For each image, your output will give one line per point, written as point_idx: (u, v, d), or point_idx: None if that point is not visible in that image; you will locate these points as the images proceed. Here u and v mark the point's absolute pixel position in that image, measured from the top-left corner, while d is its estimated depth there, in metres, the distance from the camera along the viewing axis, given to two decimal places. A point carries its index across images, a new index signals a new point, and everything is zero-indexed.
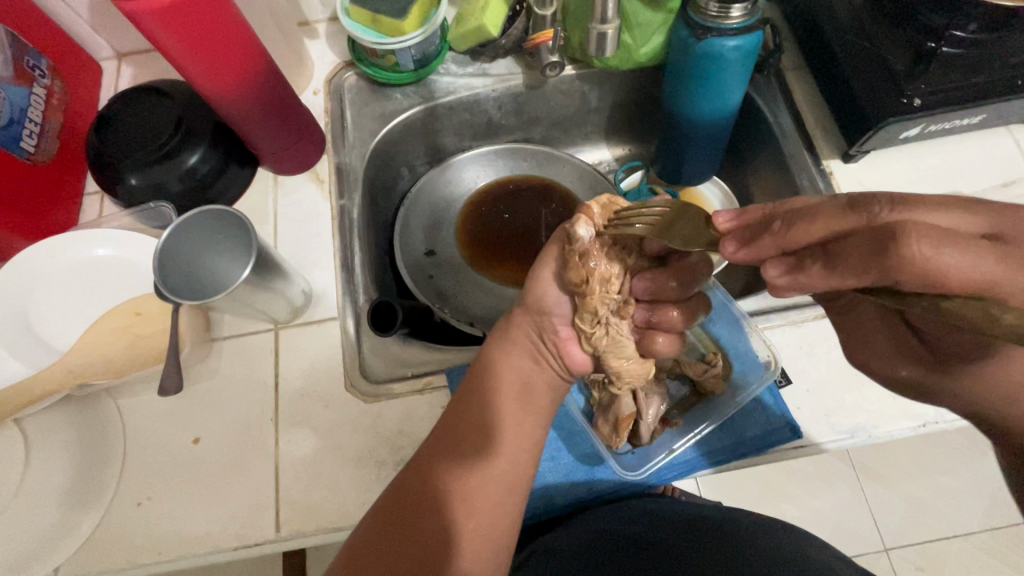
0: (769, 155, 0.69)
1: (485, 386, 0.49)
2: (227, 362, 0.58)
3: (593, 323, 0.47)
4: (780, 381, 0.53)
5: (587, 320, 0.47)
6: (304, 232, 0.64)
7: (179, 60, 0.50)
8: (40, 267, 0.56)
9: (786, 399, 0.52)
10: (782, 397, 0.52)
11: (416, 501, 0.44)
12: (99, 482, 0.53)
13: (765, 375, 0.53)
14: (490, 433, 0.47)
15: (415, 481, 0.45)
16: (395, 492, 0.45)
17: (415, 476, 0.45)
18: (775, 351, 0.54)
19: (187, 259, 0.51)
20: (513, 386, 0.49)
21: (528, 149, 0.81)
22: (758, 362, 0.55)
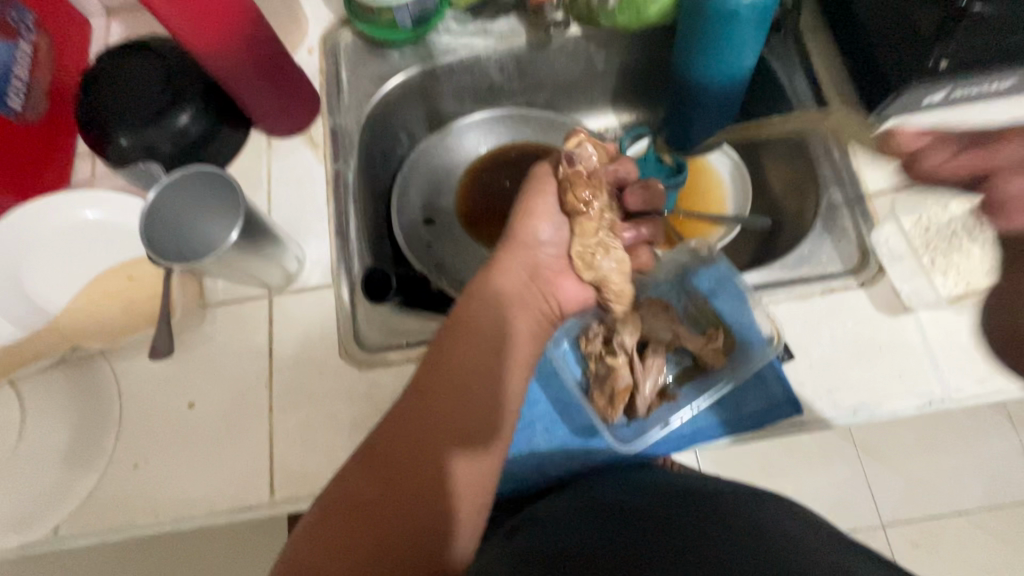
0: (783, 122, 0.66)
1: (473, 348, 0.47)
2: (222, 328, 0.58)
3: (592, 240, 0.52)
4: (783, 357, 0.51)
5: (588, 236, 0.52)
6: (298, 197, 0.62)
7: (164, 11, 0.48)
8: (31, 228, 0.55)
9: (788, 375, 0.51)
10: (784, 372, 0.51)
11: (400, 476, 0.42)
12: (96, 444, 0.54)
13: (767, 350, 0.52)
14: (479, 403, 0.46)
15: (399, 456, 0.43)
16: (373, 468, 0.42)
17: (400, 449, 0.43)
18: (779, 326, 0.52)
19: (175, 223, 0.49)
20: (502, 350, 0.48)
21: (531, 115, 0.78)
22: (761, 336, 0.53)
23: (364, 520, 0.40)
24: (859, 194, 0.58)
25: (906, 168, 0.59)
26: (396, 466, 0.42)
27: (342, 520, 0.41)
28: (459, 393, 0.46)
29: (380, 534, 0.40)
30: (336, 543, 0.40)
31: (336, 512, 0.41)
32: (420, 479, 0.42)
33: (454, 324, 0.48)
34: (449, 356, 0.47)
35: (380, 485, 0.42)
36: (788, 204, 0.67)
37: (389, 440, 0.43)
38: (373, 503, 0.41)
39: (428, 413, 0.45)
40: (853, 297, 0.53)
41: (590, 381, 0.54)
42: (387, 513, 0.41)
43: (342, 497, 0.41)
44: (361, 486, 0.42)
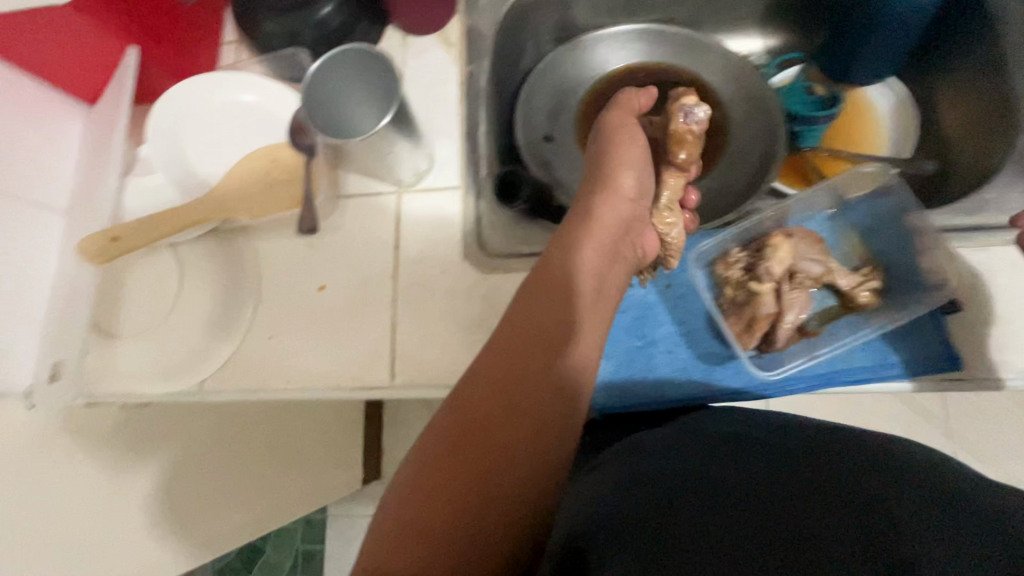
0: (975, 49, 0.57)
1: (556, 293, 0.43)
2: (351, 218, 0.59)
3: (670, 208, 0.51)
4: (949, 308, 0.46)
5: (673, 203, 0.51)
6: (430, 96, 0.61)
7: None
8: (195, 101, 0.58)
9: (951, 327, 0.46)
10: (948, 324, 0.46)
11: (510, 396, 0.40)
12: (236, 311, 0.58)
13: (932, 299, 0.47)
14: (560, 334, 0.42)
15: (493, 389, 0.40)
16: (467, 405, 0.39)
17: (489, 390, 0.40)
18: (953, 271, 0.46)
19: (332, 99, 0.51)
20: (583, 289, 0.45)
21: (668, 32, 0.72)
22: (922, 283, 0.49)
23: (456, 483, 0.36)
24: None
25: None
26: (492, 402, 0.40)
27: (440, 467, 0.37)
28: (551, 321, 0.43)
29: (483, 490, 0.36)
30: (433, 495, 0.36)
31: (428, 459, 0.37)
32: (520, 422, 0.39)
33: (542, 263, 0.46)
34: (538, 291, 0.44)
35: (479, 432, 0.38)
36: (962, 147, 0.59)
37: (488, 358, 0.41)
38: (466, 449, 0.38)
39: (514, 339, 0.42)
40: None
41: (726, 307, 0.53)
42: (474, 489, 0.36)
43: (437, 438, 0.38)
44: (452, 429, 0.38)
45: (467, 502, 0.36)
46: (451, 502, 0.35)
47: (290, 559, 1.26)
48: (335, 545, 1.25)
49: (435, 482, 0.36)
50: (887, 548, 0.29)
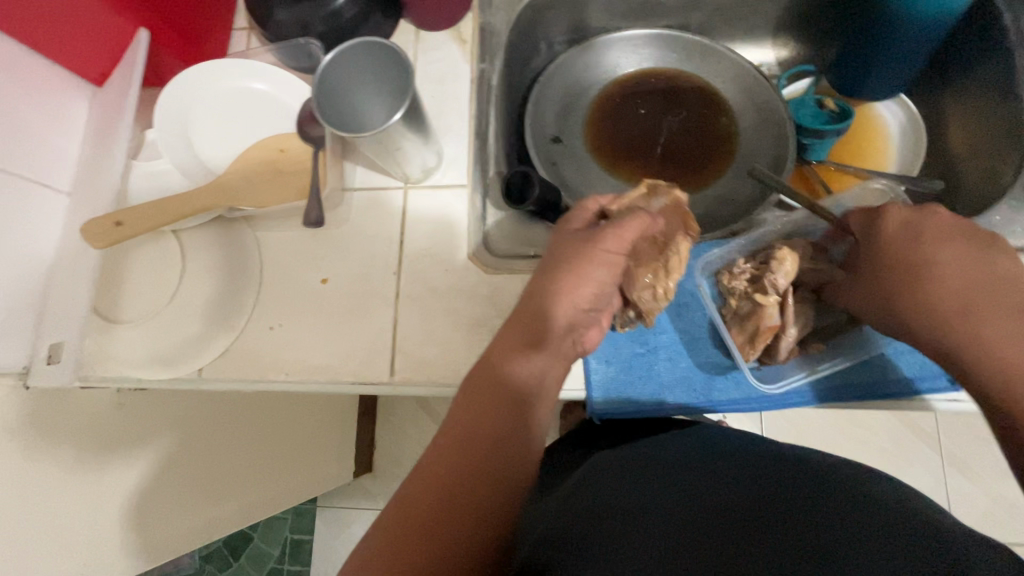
0: (985, 72, 0.58)
1: (534, 329, 0.43)
2: (357, 213, 0.59)
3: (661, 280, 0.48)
4: None
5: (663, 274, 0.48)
6: (440, 92, 0.61)
7: None
8: (204, 87, 0.58)
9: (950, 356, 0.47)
10: None
11: (491, 437, 0.40)
12: (238, 301, 0.57)
13: None
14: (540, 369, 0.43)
15: (468, 437, 0.39)
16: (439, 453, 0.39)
17: (463, 436, 0.39)
18: None
19: (340, 91, 0.50)
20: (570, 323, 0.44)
21: (680, 39, 0.72)
22: None
23: (429, 528, 0.36)
24: None
25: None
26: (468, 446, 0.39)
27: (415, 511, 0.37)
28: (527, 367, 0.42)
29: (456, 529, 0.36)
30: (404, 536, 0.35)
31: (403, 501, 0.37)
32: (494, 469, 0.39)
33: (522, 306, 0.44)
34: (514, 338, 0.43)
35: (457, 477, 0.38)
36: (971, 167, 0.59)
37: (463, 402, 0.41)
38: (439, 493, 0.37)
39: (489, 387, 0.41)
40: None
41: (727, 318, 0.52)
42: (450, 529, 0.36)
43: (411, 482, 0.39)
44: (425, 475, 0.38)
45: (442, 541, 0.35)
46: (429, 540, 0.35)
47: (276, 548, 1.25)
48: (323, 535, 1.25)
49: (408, 526, 0.36)
50: (805, 555, 0.35)
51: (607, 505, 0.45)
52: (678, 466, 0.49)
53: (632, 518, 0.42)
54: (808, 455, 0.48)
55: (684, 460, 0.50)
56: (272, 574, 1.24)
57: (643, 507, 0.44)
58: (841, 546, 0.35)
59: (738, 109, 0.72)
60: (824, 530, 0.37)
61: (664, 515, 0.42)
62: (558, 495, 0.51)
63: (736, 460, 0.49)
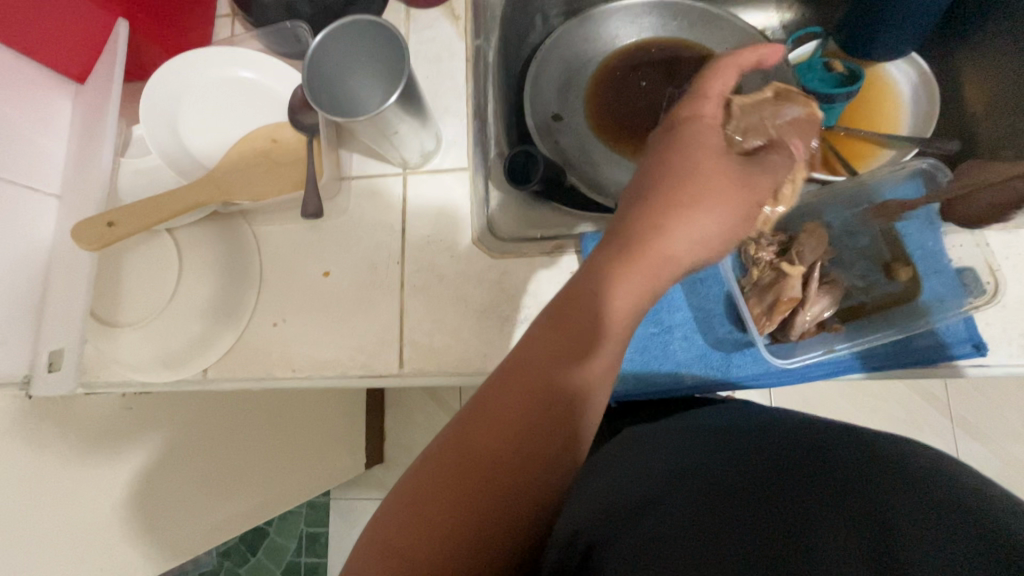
0: (1003, 25, 0.55)
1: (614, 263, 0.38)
2: (356, 202, 0.57)
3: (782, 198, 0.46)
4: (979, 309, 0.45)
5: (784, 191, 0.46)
6: (435, 73, 0.58)
7: None
8: (189, 77, 0.55)
9: (980, 327, 0.45)
10: (977, 326, 0.44)
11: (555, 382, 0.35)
12: (241, 298, 0.56)
13: (965, 305, 0.45)
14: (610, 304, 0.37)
15: (529, 390, 0.35)
16: (499, 399, 0.35)
17: (523, 387, 0.35)
18: (999, 277, 0.45)
19: (332, 79, 0.48)
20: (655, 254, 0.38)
21: (682, 6, 0.69)
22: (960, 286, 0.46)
23: (473, 483, 0.32)
24: None
25: None
26: (529, 402, 0.34)
27: (462, 459, 0.33)
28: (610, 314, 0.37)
29: (507, 477, 0.33)
30: (448, 484, 0.32)
31: (450, 443, 0.34)
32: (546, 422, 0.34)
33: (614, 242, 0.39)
34: (622, 285, 0.37)
35: (515, 435, 0.34)
36: (989, 126, 0.57)
37: (529, 351, 0.36)
38: (492, 436, 0.34)
39: (563, 338, 0.36)
40: None
41: (747, 290, 0.50)
42: (496, 492, 0.32)
43: (460, 425, 0.35)
44: (480, 420, 0.34)
45: (494, 489, 0.33)
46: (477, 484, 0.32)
47: (293, 542, 1.26)
48: (338, 528, 1.25)
49: (453, 476, 0.32)
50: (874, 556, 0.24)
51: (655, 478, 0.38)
52: (747, 434, 0.40)
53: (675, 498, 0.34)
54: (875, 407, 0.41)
55: (751, 420, 0.43)
56: (290, 567, 1.25)
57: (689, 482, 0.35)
58: (901, 534, 0.25)
59: None
60: (905, 527, 0.25)
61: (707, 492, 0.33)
62: (620, 448, 0.46)
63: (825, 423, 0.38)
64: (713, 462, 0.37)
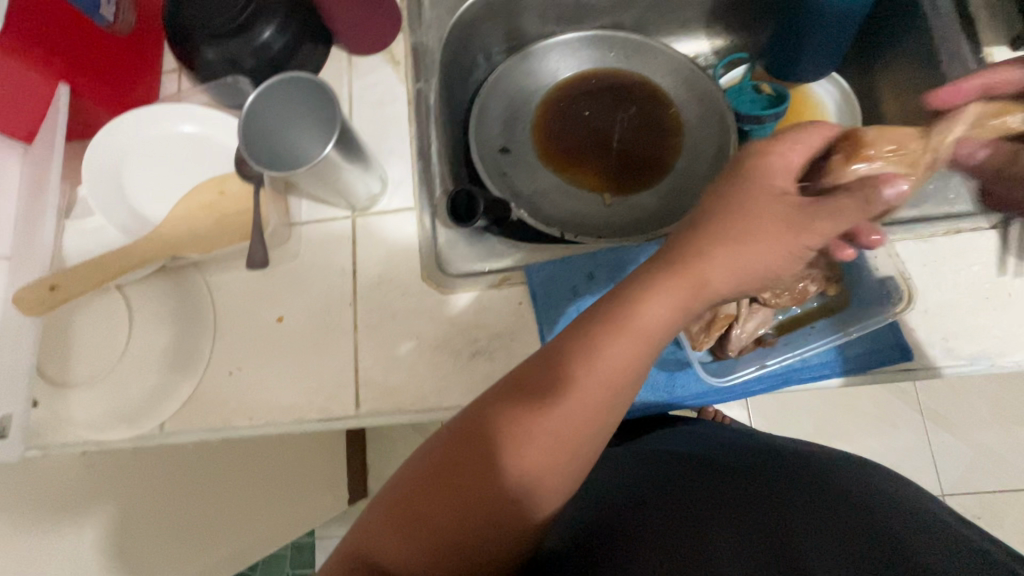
0: (910, 45, 0.59)
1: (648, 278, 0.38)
2: (307, 247, 0.58)
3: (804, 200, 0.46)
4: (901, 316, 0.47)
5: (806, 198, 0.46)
6: (379, 118, 0.60)
7: None
8: (133, 136, 0.57)
9: (905, 333, 0.47)
10: (902, 332, 0.47)
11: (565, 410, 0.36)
12: (195, 349, 0.56)
13: (888, 312, 0.47)
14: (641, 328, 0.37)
15: (537, 411, 0.36)
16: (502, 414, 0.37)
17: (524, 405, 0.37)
18: (914, 285, 0.48)
19: (271, 134, 0.49)
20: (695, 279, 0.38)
21: (617, 38, 0.73)
22: (883, 294, 0.48)
23: (472, 489, 0.36)
24: None
25: None
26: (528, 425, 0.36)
27: (461, 464, 0.36)
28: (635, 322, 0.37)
29: (490, 486, 0.36)
30: (446, 485, 0.36)
31: (451, 446, 0.37)
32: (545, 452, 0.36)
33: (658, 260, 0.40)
34: (659, 299, 0.37)
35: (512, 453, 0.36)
36: None
37: (539, 369, 0.37)
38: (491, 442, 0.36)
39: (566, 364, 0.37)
40: (984, 240, 0.49)
41: None
42: (489, 505, 0.36)
43: (467, 429, 0.38)
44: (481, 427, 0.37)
45: (475, 493, 0.35)
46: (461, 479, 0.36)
47: None
48: None
49: (449, 468, 0.36)
50: None
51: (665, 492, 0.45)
52: (744, 460, 0.47)
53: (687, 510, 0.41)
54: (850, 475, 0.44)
55: (747, 468, 0.46)
56: None
57: (697, 499, 0.43)
58: None
59: (681, 101, 0.73)
60: (888, 557, 0.33)
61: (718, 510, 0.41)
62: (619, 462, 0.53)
63: (808, 458, 0.46)
64: (719, 480, 0.45)
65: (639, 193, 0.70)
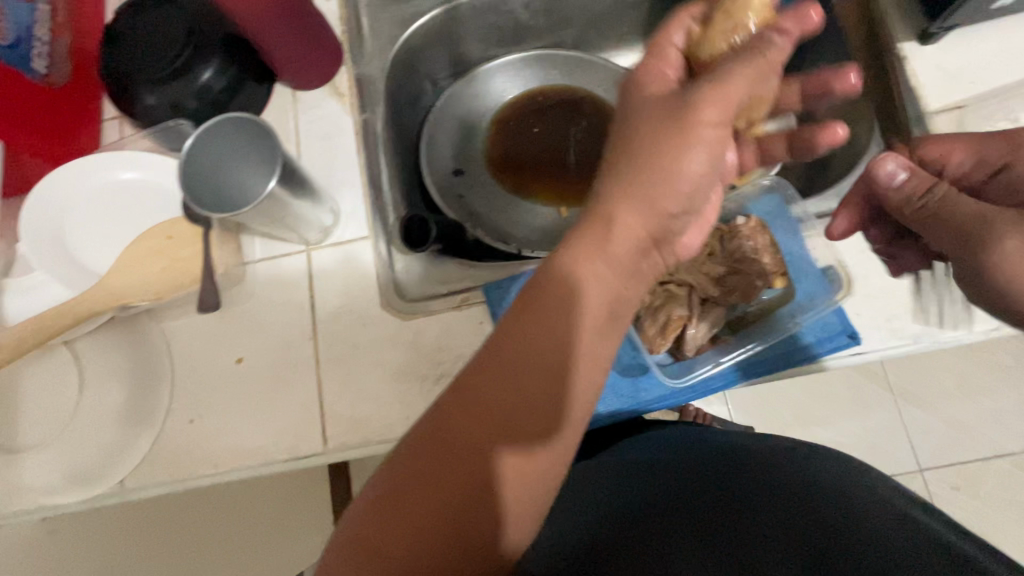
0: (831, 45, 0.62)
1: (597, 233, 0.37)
2: (262, 284, 0.57)
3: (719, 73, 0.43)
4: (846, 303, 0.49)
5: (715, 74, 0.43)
6: (327, 150, 0.61)
7: None
8: (72, 187, 0.56)
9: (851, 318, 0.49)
10: (849, 317, 0.49)
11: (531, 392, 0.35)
12: (152, 400, 0.54)
13: (832, 298, 0.49)
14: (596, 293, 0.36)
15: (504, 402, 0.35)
16: (481, 390, 0.35)
17: (525, 385, 0.35)
18: (850, 273, 0.50)
19: (213, 177, 0.49)
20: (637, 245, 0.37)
21: (559, 56, 0.75)
22: (824, 284, 0.51)
23: (461, 474, 0.34)
24: (918, 111, 0.54)
25: (973, 81, 0.54)
26: (515, 412, 0.35)
27: (442, 453, 0.34)
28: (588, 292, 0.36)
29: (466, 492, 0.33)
30: (427, 477, 0.34)
31: (430, 430, 0.35)
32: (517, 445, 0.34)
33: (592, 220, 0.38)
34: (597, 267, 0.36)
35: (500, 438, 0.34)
36: None
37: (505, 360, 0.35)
38: (464, 446, 0.34)
39: (547, 338, 0.35)
40: None
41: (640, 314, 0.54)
42: (478, 495, 0.34)
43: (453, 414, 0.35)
44: (460, 405, 0.35)
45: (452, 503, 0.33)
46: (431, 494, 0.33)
47: None
48: None
49: (423, 478, 0.34)
50: None
51: (650, 516, 0.46)
52: (721, 469, 0.49)
53: (671, 531, 0.43)
54: (819, 476, 0.46)
55: (718, 479, 0.48)
56: None
57: (680, 516, 0.45)
58: None
59: None
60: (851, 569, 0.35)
61: (702, 545, 0.41)
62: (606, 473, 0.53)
63: (791, 475, 0.47)
64: (704, 509, 0.45)
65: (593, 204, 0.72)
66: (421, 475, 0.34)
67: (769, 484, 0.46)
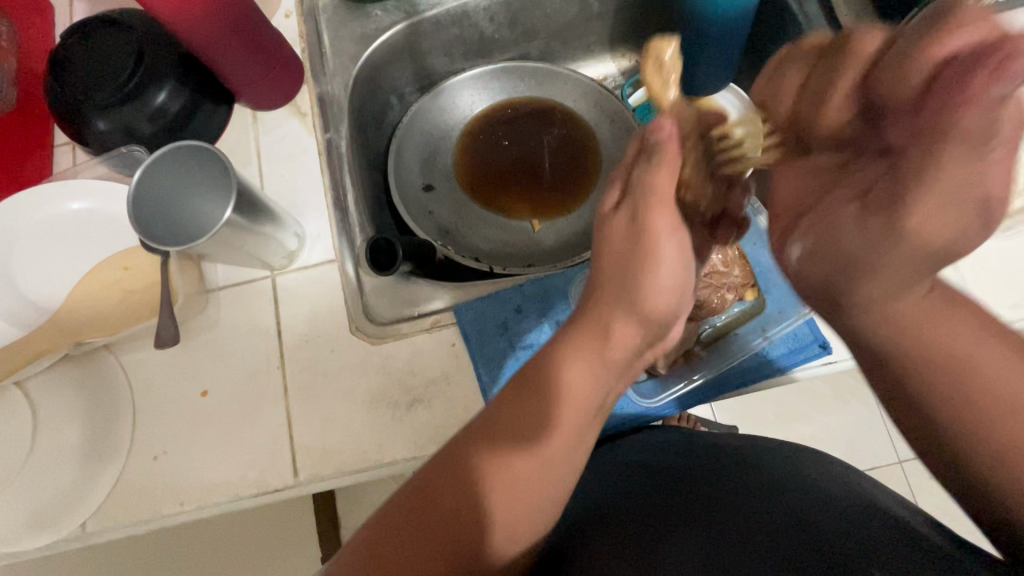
0: None
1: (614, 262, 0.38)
2: (226, 312, 0.56)
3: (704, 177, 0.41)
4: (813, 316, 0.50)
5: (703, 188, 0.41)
6: (290, 172, 0.60)
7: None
8: (21, 220, 0.54)
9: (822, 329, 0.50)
10: (819, 328, 0.49)
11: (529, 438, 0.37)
12: (112, 438, 0.52)
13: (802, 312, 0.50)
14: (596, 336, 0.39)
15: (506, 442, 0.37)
16: (483, 439, 0.37)
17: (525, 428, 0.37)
18: None
19: (166, 208, 0.48)
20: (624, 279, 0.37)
21: (527, 68, 0.74)
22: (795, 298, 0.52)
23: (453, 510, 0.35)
24: None
25: None
26: (512, 462, 0.37)
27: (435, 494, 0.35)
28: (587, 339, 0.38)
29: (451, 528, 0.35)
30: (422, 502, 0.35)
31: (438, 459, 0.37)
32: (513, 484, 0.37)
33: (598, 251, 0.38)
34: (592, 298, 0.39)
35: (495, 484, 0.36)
36: None
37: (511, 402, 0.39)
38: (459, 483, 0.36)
39: (552, 392, 0.38)
40: None
41: None
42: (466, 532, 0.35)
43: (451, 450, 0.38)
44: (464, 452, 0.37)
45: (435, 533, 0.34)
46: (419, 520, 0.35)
47: None
48: None
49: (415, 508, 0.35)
50: None
51: (645, 525, 0.44)
52: (722, 474, 0.46)
53: (665, 545, 0.41)
54: (821, 484, 0.42)
55: (715, 485, 0.45)
56: None
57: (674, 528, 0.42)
58: None
59: (594, 124, 0.75)
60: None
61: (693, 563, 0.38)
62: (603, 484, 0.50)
63: (789, 483, 0.43)
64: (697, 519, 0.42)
65: (563, 217, 0.72)
66: (414, 504, 0.35)
67: (773, 491, 0.43)
